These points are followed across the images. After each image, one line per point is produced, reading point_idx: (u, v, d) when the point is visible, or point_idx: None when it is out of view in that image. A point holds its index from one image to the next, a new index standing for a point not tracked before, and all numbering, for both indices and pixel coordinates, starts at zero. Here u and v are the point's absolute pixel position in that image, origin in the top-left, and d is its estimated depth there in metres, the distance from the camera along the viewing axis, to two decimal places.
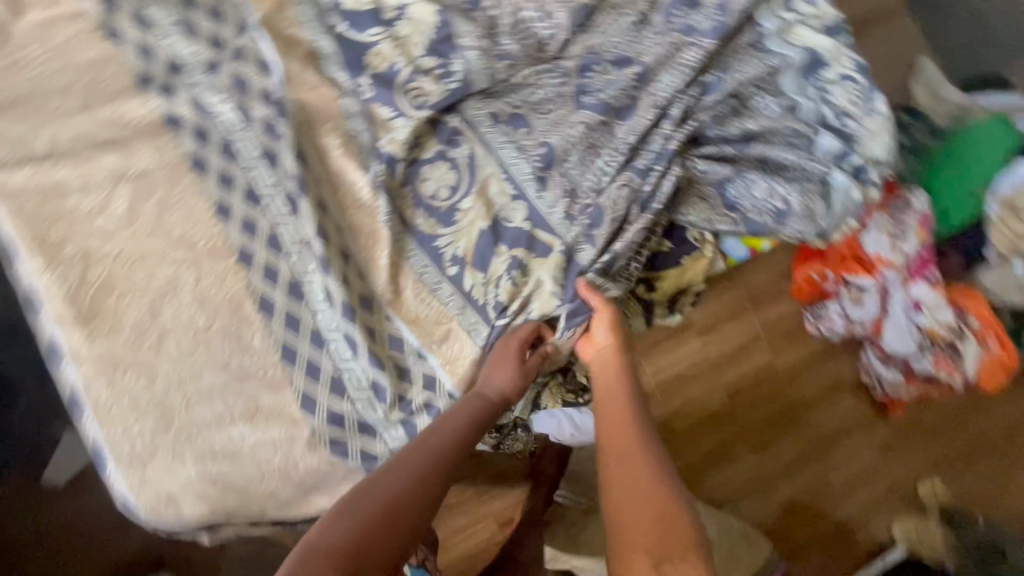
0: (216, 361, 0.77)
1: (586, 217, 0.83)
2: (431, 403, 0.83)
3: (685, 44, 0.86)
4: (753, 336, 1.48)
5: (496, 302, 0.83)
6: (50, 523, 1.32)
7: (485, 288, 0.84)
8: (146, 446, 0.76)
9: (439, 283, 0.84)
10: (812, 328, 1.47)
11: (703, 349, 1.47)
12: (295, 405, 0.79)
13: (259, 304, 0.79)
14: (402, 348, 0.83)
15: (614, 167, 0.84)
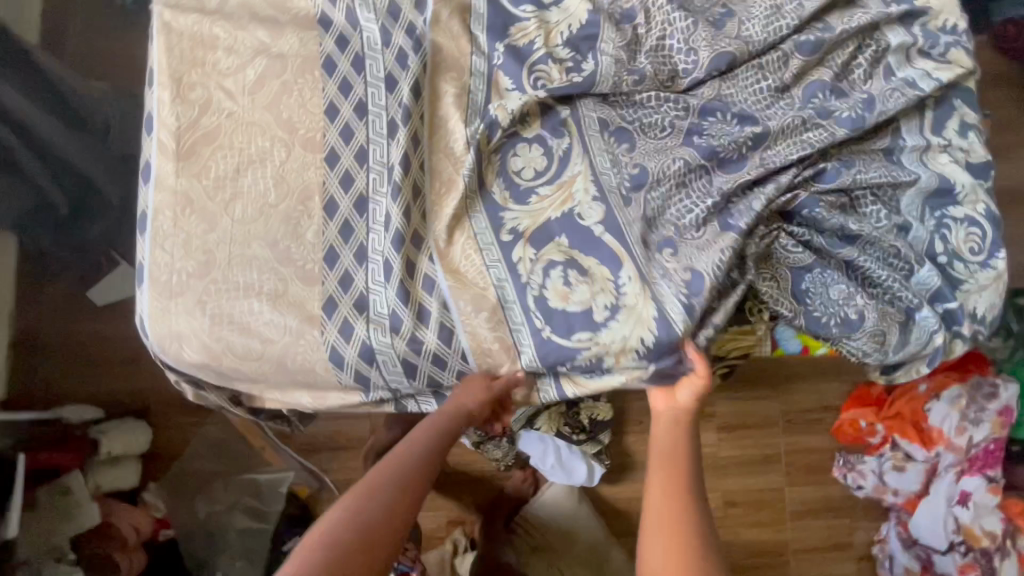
0: (268, 236, 0.82)
1: (671, 264, 0.81)
2: (437, 355, 0.84)
3: (813, 124, 0.85)
4: (774, 455, 1.68)
5: (538, 285, 0.82)
6: (81, 332, 1.48)
7: (532, 265, 0.83)
8: (178, 283, 0.81)
9: (487, 247, 0.84)
10: (839, 474, 1.67)
11: (728, 448, 1.67)
12: (318, 304, 0.82)
13: (325, 202, 0.83)
14: (430, 292, 0.83)
15: (704, 219, 0.82)
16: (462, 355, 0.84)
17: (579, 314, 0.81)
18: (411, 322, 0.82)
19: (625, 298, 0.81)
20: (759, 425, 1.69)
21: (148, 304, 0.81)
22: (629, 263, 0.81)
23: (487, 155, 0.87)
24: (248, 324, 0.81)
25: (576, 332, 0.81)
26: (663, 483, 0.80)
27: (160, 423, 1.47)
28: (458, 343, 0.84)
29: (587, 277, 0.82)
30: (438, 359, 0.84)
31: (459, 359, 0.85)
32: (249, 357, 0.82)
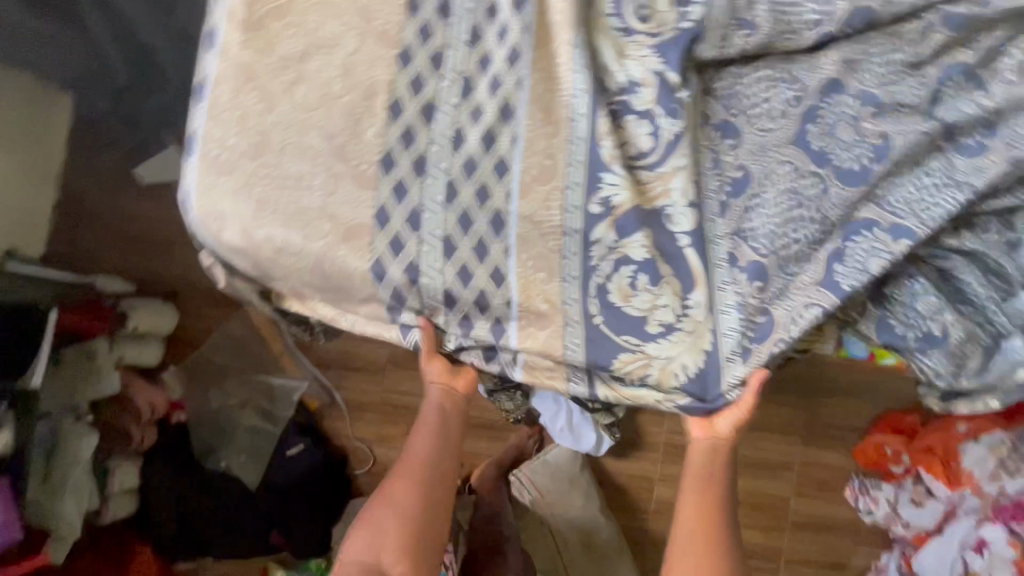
0: (328, 132, 0.77)
1: (754, 298, 0.78)
2: (483, 290, 0.81)
3: (936, 146, 0.78)
4: (789, 463, 1.63)
5: (608, 274, 0.80)
6: (124, 206, 1.50)
7: (608, 252, 0.80)
8: (228, 162, 0.76)
9: (574, 209, 0.80)
10: (851, 495, 1.62)
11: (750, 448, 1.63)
12: (369, 209, 0.78)
13: (390, 104, 0.77)
14: (499, 234, 0.80)
15: (802, 254, 0.78)
16: (507, 300, 0.81)
17: (639, 323, 0.80)
18: (468, 252, 0.80)
19: (686, 324, 0.79)
20: (779, 430, 1.63)
21: (193, 177, 0.76)
22: (703, 288, 0.78)
23: (572, 84, 0.79)
24: (293, 218, 0.77)
25: (626, 336, 0.80)
26: (698, 495, 0.89)
27: (187, 310, 1.49)
28: (509, 282, 0.80)
29: (657, 286, 0.79)
30: (492, 331, 0.84)
31: (504, 305, 0.82)
32: (284, 253, 0.78)
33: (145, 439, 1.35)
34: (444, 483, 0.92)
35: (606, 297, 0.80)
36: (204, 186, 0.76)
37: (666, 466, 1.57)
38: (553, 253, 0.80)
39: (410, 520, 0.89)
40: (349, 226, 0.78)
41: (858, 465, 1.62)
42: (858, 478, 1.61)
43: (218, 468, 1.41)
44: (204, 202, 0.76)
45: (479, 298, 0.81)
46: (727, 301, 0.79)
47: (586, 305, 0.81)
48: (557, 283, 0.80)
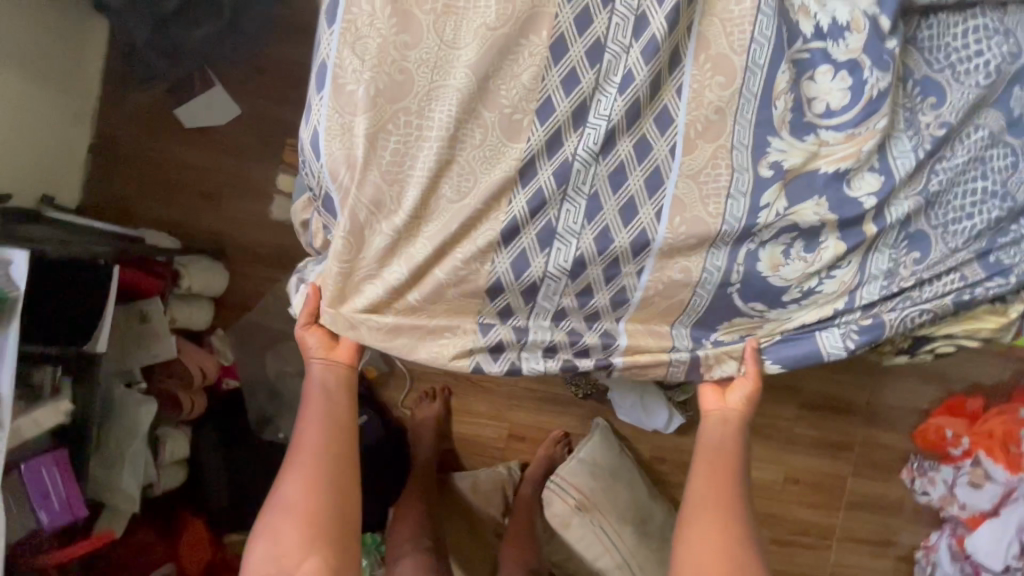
0: (475, 70, 0.63)
1: (909, 271, 0.71)
2: (619, 261, 0.67)
3: None
4: (848, 443, 1.61)
5: (764, 236, 0.69)
6: (160, 151, 1.33)
7: (773, 222, 0.68)
8: (362, 98, 0.63)
9: (741, 171, 0.67)
10: (906, 476, 1.62)
11: (805, 427, 1.59)
12: (513, 161, 0.64)
13: (554, 40, 0.64)
14: (654, 192, 0.66)
15: (967, 231, 0.71)
16: (641, 270, 0.68)
17: (779, 291, 0.71)
18: (611, 214, 0.66)
19: (827, 286, 0.71)
20: (842, 411, 1.60)
21: (324, 117, 0.64)
22: (860, 256, 0.71)
23: (757, 29, 0.66)
24: (426, 171, 0.64)
25: (753, 303, 0.71)
26: (710, 457, 0.87)
27: (233, 269, 1.35)
28: (651, 252, 0.67)
29: (812, 255, 0.69)
30: (592, 319, 0.72)
31: (633, 275, 0.68)
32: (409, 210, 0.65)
33: (195, 407, 1.24)
34: (346, 464, 0.84)
35: (755, 266, 0.69)
36: (333, 130, 0.64)
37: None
38: (712, 219, 0.67)
39: (308, 510, 0.80)
40: (489, 186, 0.64)
41: (915, 446, 1.61)
42: (917, 459, 1.61)
43: (276, 440, 1.31)
44: (333, 147, 0.64)
45: (612, 270, 0.67)
46: (880, 262, 0.71)
47: (728, 275, 0.69)
48: (708, 255, 0.68)
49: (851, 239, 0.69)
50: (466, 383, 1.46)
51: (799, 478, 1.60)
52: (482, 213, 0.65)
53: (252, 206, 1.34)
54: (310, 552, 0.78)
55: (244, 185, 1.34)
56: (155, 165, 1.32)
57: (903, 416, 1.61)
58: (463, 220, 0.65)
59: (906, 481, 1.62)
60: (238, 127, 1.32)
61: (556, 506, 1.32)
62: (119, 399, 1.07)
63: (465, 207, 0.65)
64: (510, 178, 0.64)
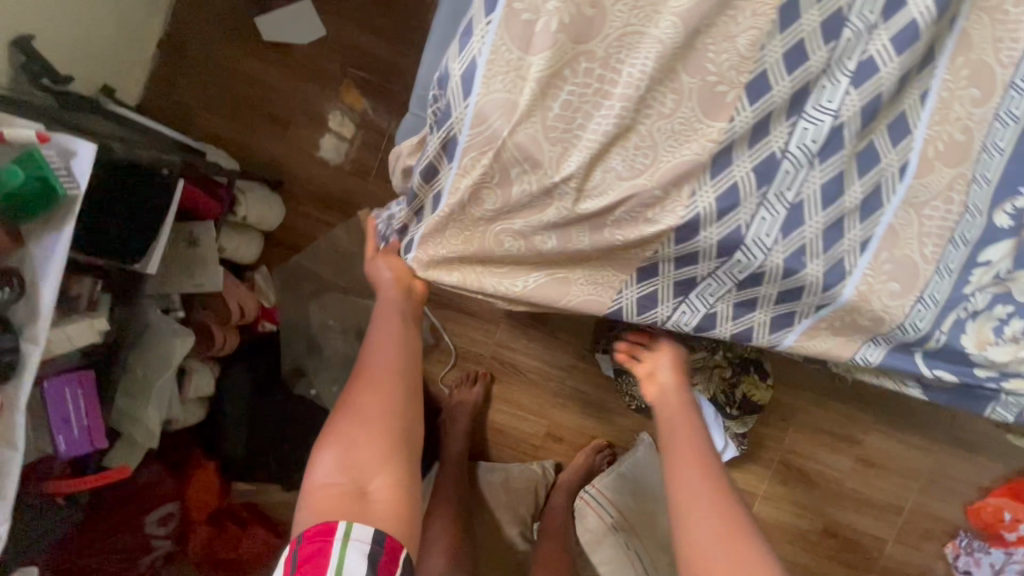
0: (688, 24, 0.50)
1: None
2: (804, 288, 0.56)
3: None
4: (898, 506, 1.49)
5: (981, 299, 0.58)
6: (232, 60, 1.20)
7: (990, 282, 0.58)
8: (537, 33, 0.50)
9: (976, 212, 0.56)
10: (949, 548, 1.49)
11: (856, 480, 1.48)
12: (709, 143, 0.52)
13: (785, 2, 0.51)
14: (868, 216, 0.54)
15: None
16: (825, 303, 0.57)
17: (970, 365, 0.61)
18: (813, 232, 0.54)
19: None
20: (892, 469, 1.47)
21: (488, 50, 0.51)
22: None
23: None
24: (599, 139, 0.52)
25: (938, 371, 0.60)
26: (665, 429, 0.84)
27: (289, 204, 1.24)
28: (847, 285, 0.55)
29: None
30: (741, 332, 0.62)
31: (811, 308, 0.58)
32: (566, 183, 0.53)
33: (226, 346, 1.13)
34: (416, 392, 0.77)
35: (955, 336, 0.59)
36: (497, 69, 0.51)
37: (773, 484, 1.47)
38: (925, 262, 0.55)
39: (384, 423, 0.71)
40: (674, 170, 0.52)
41: (964, 520, 1.47)
42: (965, 535, 1.47)
43: (308, 396, 1.21)
44: (492, 90, 0.51)
45: (791, 295, 0.57)
46: None
47: (927, 337, 0.58)
48: (906, 302, 0.55)
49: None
50: (510, 370, 1.35)
51: (809, 508, 1.49)
52: (658, 200, 0.53)
53: (321, 139, 1.22)
54: (384, 470, 0.67)
55: (316, 117, 1.21)
56: (224, 75, 1.20)
57: (959, 488, 1.47)
58: (635, 206, 0.53)
59: (948, 555, 1.49)
60: (321, 51, 1.19)
61: (589, 521, 1.24)
62: (155, 325, 0.97)
63: (641, 190, 0.52)
64: (699, 163, 0.52)
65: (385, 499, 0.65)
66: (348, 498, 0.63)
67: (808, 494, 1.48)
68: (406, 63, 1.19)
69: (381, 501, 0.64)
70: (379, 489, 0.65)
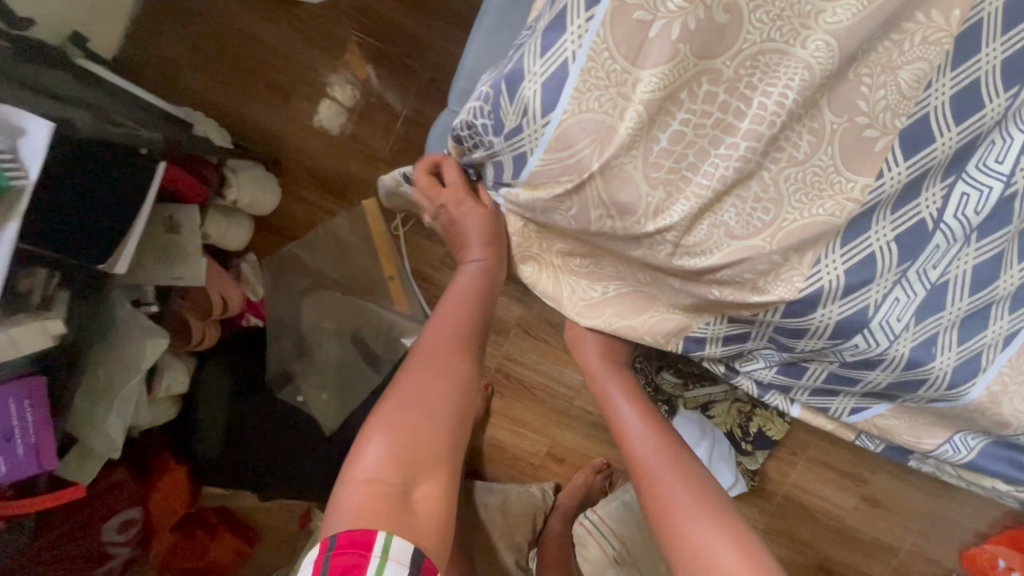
0: (844, 48, 0.39)
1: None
2: (925, 382, 0.47)
3: None
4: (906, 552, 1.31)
5: None
6: (230, 13, 1.04)
7: None
8: (651, 37, 0.38)
9: None
10: None
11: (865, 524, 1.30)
12: (848, 204, 0.41)
13: (965, 32, 0.40)
14: (1020, 307, 0.44)
15: None
16: (945, 399, 0.48)
17: None
18: (951, 319, 0.44)
19: None
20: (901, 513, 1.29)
21: (584, 54, 0.39)
22: None
23: None
24: (712, 186, 0.40)
25: None
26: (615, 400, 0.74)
27: (284, 185, 1.10)
28: (976, 384, 0.46)
29: None
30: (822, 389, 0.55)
31: (923, 401, 0.49)
32: (663, 235, 0.42)
33: (204, 341, 1.00)
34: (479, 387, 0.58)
35: None
36: (594, 82, 0.39)
37: (775, 519, 1.31)
38: None
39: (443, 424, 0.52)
40: (801, 234, 0.41)
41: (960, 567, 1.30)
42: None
43: (293, 403, 1.08)
44: (584, 108, 0.39)
45: (904, 386, 0.48)
46: None
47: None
48: None
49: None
50: (514, 385, 1.24)
51: (801, 540, 1.32)
52: (773, 267, 0.43)
53: (324, 113, 1.07)
54: (440, 478, 0.49)
55: (324, 88, 1.07)
56: (220, 28, 1.04)
57: (959, 533, 1.28)
58: (742, 272, 0.43)
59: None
60: (334, 13, 1.04)
61: (590, 551, 1.12)
62: (124, 321, 0.84)
63: (755, 253, 0.42)
64: (830, 228, 0.42)
65: (428, 513, 0.46)
66: (387, 499, 0.45)
67: (814, 534, 1.32)
68: (429, 36, 1.05)
69: (423, 517, 0.45)
70: (424, 501, 0.47)
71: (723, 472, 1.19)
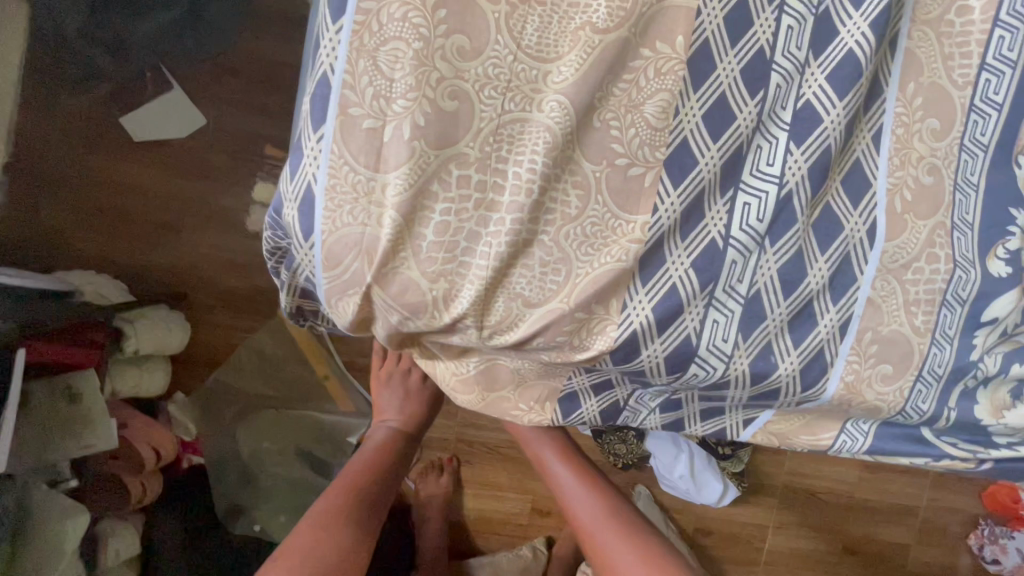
0: (578, 103, 0.39)
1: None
2: (776, 392, 0.45)
3: None
4: (924, 507, 1.23)
5: (1007, 355, 0.46)
6: (96, 167, 1.03)
7: (1003, 336, 0.46)
8: (383, 143, 0.39)
9: (967, 264, 0.44)
10: (974, 538, 1.22)
11: (869, 488, 1.23)
12: (632, 245, 0.41)
13: (693, 54, 0.40)
14: (838, 298, 0.43)
15: None
16: (808, 401, 0.46)
17: (989, 433, 0.49)
18: (777, 325, 0.43)
19: None
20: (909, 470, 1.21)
21: (324, 174, 0.39)
22: None
23: (990, 51, 0.43)
24: (490, 265, 0.40)
25: (955, 444, 0.49)
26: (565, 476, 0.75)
27: (192, 315, 1.08)
28: (830, 380, 0.45)
29: None
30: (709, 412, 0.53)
31: (789, 408, 0.47)
32: (462, 321, 0.42)
33: (146, 495, 0.96)
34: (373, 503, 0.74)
35: (967, 409, 0.47)
36: (341, 197, 0.39)
37: (784, 514, 1.22)
38: (919, 335, 0.44)
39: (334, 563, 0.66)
40: (595, 286, 0.41)
41: (985, 508, 1.22)
42: (987, 523, 1.21)
43: (251, 534, 1.03)
44: (341, 224, 0.39)
45: (762, 401, 0.47)
46: None
47: (934, 418, 0.47)
48: (904, 385, 0.45)
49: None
50: (479, 451, 1.13)
51: (818, 528, 1.23)
52: (582, 324, 0.42)
53: (216, 236, 1.07)
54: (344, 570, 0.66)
55: (207, 213, 1.06)
56: (91, 185, 1.03)
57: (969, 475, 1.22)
58: (554, 336, 0.42)
59: (973, 547, 1.22)
60: (201, 141, 1.04)
61: None
62: (39, 504, 0.82)
63: (557, 315, 0.41)
64: (622, 272, 0.41)
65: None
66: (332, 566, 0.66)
67: (828, 517, 1.22)
68: None
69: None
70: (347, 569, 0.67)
71: (711, 483, 1.12)
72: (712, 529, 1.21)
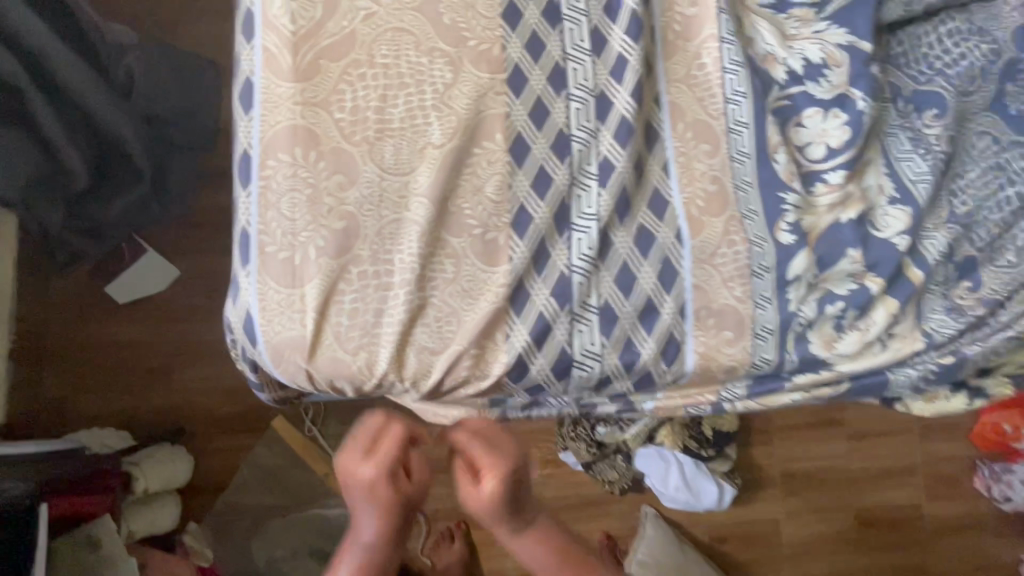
0: (433, 198, 0.53)
1: (970, 301, 0.62)
2: (650, 373, 0.57)
3: None
4: (912, 464, 1.27)
5: (816, 304, 0.59)
6: (87, 335, 1.15)
7: (808, 290, 0.58)
8: (298, 261, 0.52)
9: (760, 241, 0.57)
10: (981, 484, 1.27)
11: (852, 456, 1.26)
12: (499, 290, 0.54)
13: (511, 144, 0.55)
14: (669, 290, 0.56)
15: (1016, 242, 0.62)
16: (678, 375, 0.58)
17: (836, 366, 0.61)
18: (629, 321, 0.56)
19: (891, 345, 0.61)
20: (890, 432, 1.26)
21: (255, 295, 0.52)
22: (915, 305, 0.61)
23: (728, 88, 0.59)
24: (397, 329, 0.53)
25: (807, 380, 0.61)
26: None
27: (193, 445, 1.17)
28: (685, 354, 0.57)
29: (865, 318, 0.60)
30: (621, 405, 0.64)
31: (669, 383, 0.59)
32: (387, 375, 0.54)
33: None
34: None
35: (806, 350, 0.59)
36: (273, 307, 0.52)
37: (789, 502, 1.25)
38: (742, 302, 0.57)
39: None
40: (479, 326, 0.53)
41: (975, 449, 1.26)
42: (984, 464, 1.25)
43: None
44: (279, 327, 0.53)
45: (643, 382, 0.58)
46: (936, 306, 0.62)
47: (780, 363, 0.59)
48: (745, 344, 0.57)
49: (900, 291, 0.60)
50: None
51: (823, 507, 1.26)
52: (479, 356, 0.54)
53: (202, 368, 1.17)
54: None
55: (192, 350, 1.17)
56: (87, 351, 1.15)
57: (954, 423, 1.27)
58: (461, 372, 0.54)
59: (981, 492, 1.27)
60: (177, 290, 1.17)
61: None
62: None
63: (457, 355, 0.53)
64: (498, 311, 0.54)
65: None
66: None
67: (832, 496, 1.26)
68: None
69: None
70: None
71: (707, 487, 1.14)
72: (725, 534, 1.24)
